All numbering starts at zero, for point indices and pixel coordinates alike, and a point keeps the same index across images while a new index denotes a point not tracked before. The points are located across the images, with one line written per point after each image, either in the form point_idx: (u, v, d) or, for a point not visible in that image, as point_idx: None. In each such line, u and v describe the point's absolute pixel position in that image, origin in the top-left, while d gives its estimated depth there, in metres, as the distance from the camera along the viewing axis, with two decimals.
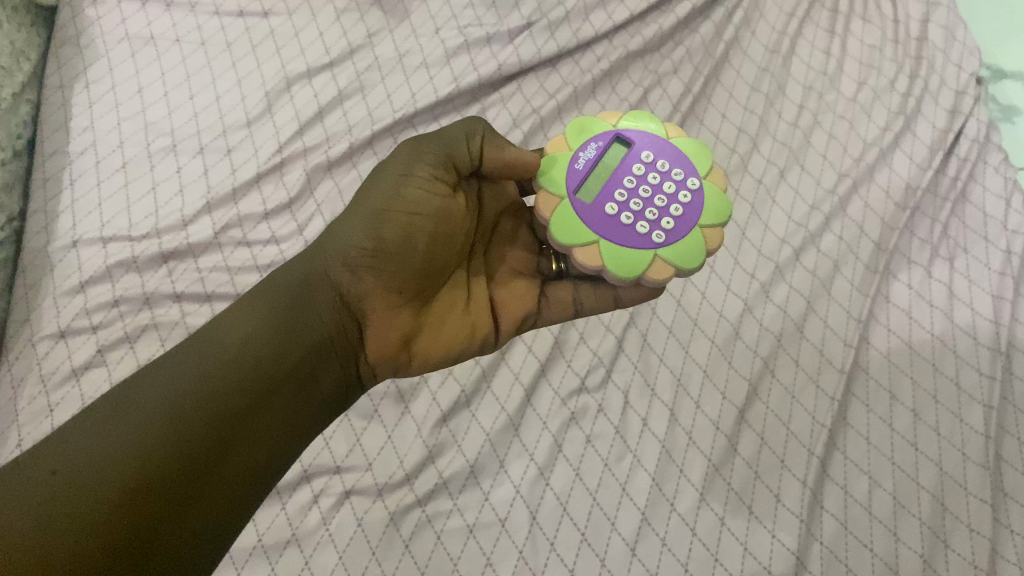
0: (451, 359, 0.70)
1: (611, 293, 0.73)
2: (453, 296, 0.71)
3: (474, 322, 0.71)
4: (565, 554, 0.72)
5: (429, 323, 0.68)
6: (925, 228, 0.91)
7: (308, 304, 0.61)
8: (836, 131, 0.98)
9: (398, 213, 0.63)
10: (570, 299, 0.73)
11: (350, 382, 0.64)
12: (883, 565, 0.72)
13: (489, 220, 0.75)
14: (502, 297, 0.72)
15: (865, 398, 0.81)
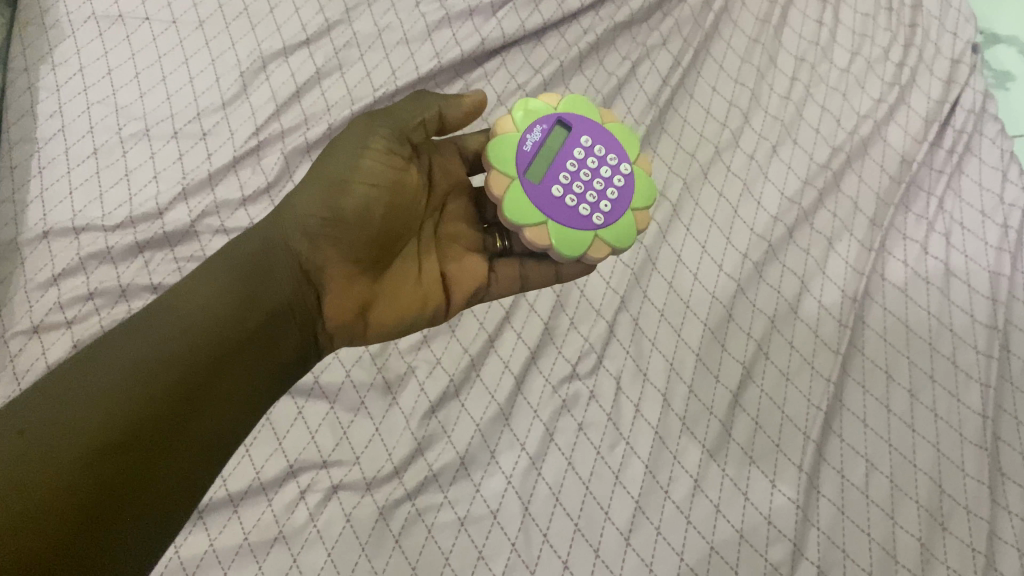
0: (402, 330, 0.69)
1: (553, 269, 0.72)
2: (405, 268, 0.69)
3: (426, 294, 0.69)
4: (558, 546, 0.71)
5: (383, 294, 0.67)
6: (921, 203, 0.90)
7: (267, 274, 0.59)
8: (829, 104, 0.95)
9: (355, 184, 0.61)
10: (516, 275, 0.72)
11: (308, 349, 0.63)
12: (880, 550, 0.71)
13: (440, 198, 0.73)
14: (453, 272, 0.71)
15: (861, 379, 0.80)
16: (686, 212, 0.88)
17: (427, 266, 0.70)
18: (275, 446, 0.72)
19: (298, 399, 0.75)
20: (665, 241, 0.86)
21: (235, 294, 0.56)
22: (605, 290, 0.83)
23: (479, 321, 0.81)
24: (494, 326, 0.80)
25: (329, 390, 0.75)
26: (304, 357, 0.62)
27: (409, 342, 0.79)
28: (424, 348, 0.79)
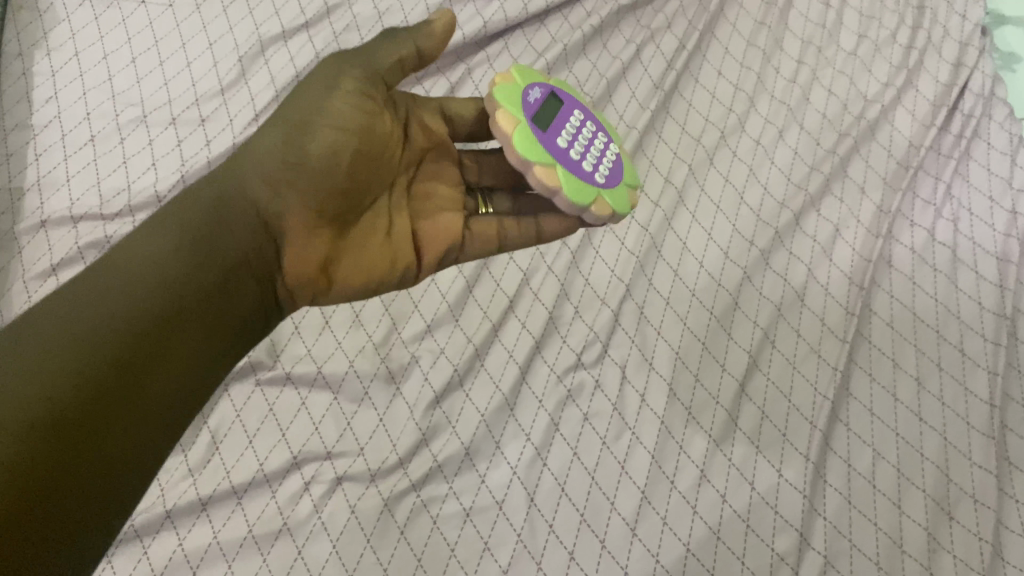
0: (371, 290, 0.69)
1: (533, 227, 0.73)
2: (374, 225, 0.69)
3: (396, 254, 0.69)
4: (564, 536, 0.70)
5: (349, 252, 0.66)
6: (928, 188, 0.89)
7: (222, 227, 0.57)
8: (836, 87, 0.94)
9: (323, 129, 0.60)
10: (494, 234, 0.73)
11: (269, 306, 0.62)
12: (887, 539, 0.71)
13: (414, 154, 0.72)
14: (425, 231, 0.71)
15: (867, 368, 0.79)
16: (692, 199, 0.87)
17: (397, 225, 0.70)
18: (279, 437, 0.72)
19: (302, 390, 0.75)
20: (670, 227, 0.85)
21: (186, 250, 0.54)
22: (610, 279, 0.82)
23: (483, 311, 0.80)
24: (498, 315, 0.80)
25: (332, 380, 0.75)
26: (264, 314, 0.61)
27: (413, 332, 0.79)
28: (428, 338, 0.78)
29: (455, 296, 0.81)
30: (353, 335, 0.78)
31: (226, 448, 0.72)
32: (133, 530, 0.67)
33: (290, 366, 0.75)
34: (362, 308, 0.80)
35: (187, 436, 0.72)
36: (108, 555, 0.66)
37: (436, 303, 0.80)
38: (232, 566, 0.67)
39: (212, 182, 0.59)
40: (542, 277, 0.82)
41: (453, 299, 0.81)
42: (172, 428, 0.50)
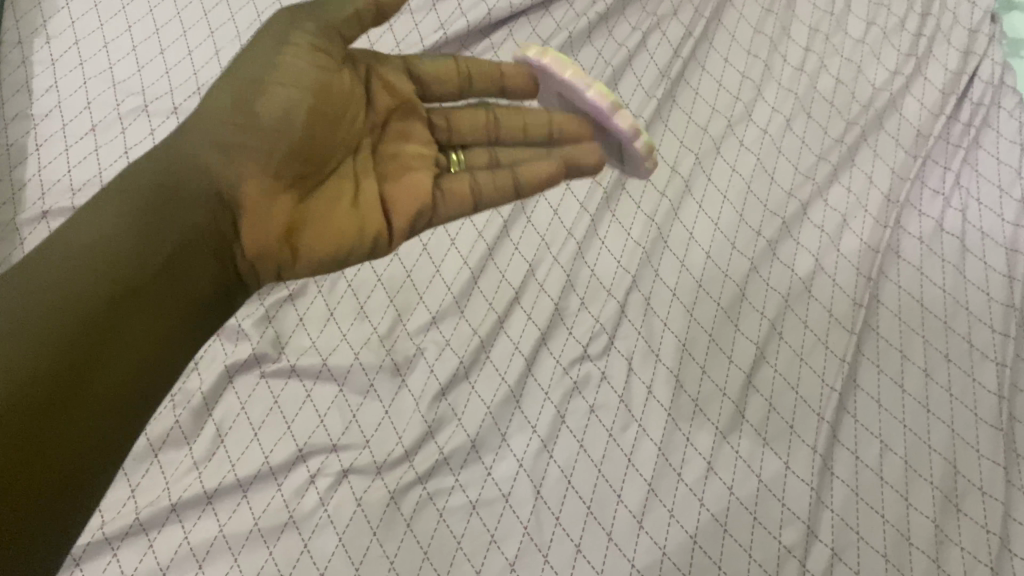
0: (338, 261, 0.64)
1: (510, 179, 0.70)
2: (339, 189, 0.64)
3: (364, 219, 0.64)
4: (571, 529, 0.70)
5: (310, 219, 0.61)
6: (936, 177, 0.88)
7: (175, 201, 0.55)
8: (843, 75, 0.93)
9: (272, 86, 0.58)
10: (468, 191, 0.69)
11: (228, 285, 0.59)
12: (894, 532, 0.71)
13: (379, 116, 0.68)
14: (393, 192, 0.66)
15: (875, 359, 0.78)
16: (698, 188, 0.86)
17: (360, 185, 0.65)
18: (284, 430, 0.72)
19: (307, 382, 0.74)
20: (677, 217, 0.85)
21: (140, 230, 0.53)
22: (616, 269, 0.81)
23: (488, 303, 0.79)
24: (504, 307, 0.79)
25: (337, 372, 0.74)
26: (225, 291, 0.59)
27: (418, 324, 0.78)
28: (433, 330, 0.78)
29: (460, 288, 0.80)
30: (358, 327, 0.77)
31: (232, 442, 0.71)
32: (139, 524, 0.67)
33: (295, 358, 0.75)
34: (367, 300, 0.79)
35: (192, 429, 0.71)
36: (115, 548, 0.66)
37: (441, 294, 0.80)
38: (237, 559, 0.67)
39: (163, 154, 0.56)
40: (548, 268, 0.82)
41: (458, 291, 0.80)
42: (129, 410, 0.51)
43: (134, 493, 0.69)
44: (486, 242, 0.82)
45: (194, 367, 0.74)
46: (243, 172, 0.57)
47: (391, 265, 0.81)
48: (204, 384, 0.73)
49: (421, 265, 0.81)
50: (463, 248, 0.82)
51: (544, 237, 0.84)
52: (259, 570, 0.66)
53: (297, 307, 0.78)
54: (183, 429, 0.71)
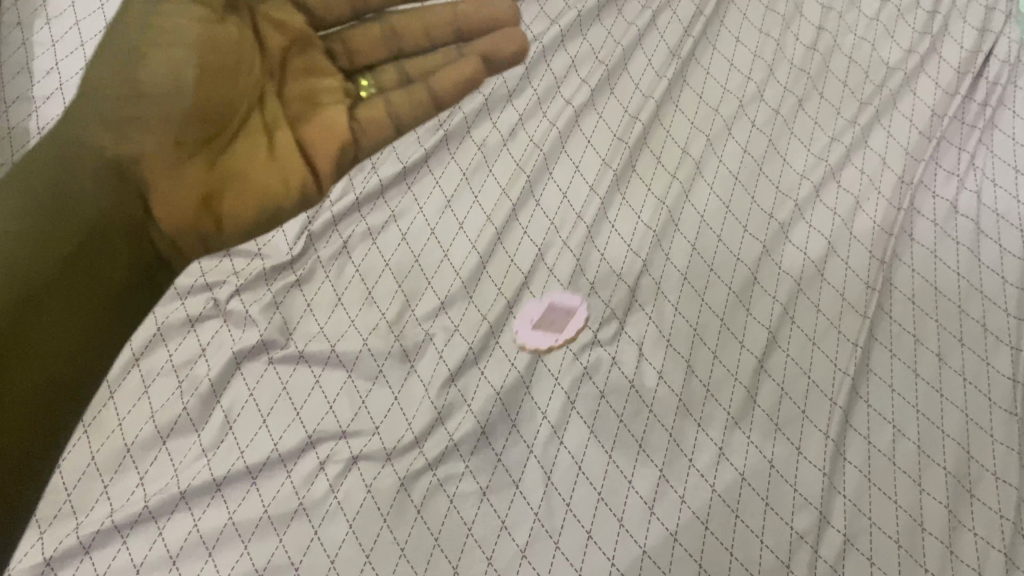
0: (266, 220, 0.69)
1: (426, 95, 0.74)
2: (253, 143, 0.67)
3: (286, 174, 0.68)
4: (581, 514, 0.70)
5: (231, 179, 0.66)
6: (951, 158, 0.87)
7: (68, 172, 0.59)
8: (857, 55, 0.91)
9: (181, 63, 0.64)
10: (382, 114, 0.72)
11: (147, 263, 0.62)
12: (907, 518, 0.70)
13: (275, 57, 0.70)
14: (310, 132, 0.69)
15: (888, 343, 0.77)
16: (710, 170, 0.85)
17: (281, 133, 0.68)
18: (293, 416, 0.71)
19: (316, 368, 0.74)
20: (688, 200, 0.84)
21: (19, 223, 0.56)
22: (627, 253, 0.80)
23: (498, 288, 0.78)
24: (514, 294, 0.78)
25: (346, 359, 0.74)
26: (147, 272, 0.62)
27: (426, 310, 0.77)
28: (442, 316, 0.77)
29: (468, 273, 0.79)
30: (366, 312, 0.76)
31: (240, 429, 0.71)
32: (148, 512, 0.67)
33: (303, 345, 0.74)
34: (375, 286, 0.78)
35: (200, 416, 0.71)
36: (124, 536, 0.66)
37: (450, 279, 0.79)
38: (247, 547, 0.66)
39: (46, 150, 0.60)
40: (557, 253, 0.80)
41: (466, 276, 0.79)
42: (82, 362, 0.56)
43: (142, 480, 0.69)
44: (494, 226, 0.81)
45: (200, 354, 0.73)
46: (129, 141, 0.62)
47: (399, 250, 0.80)
48: (212, 370, 0.72)
49: (429, 250, 0.80)
50: (471, 232, 0.81)
51: (553, 221, 0.82)
52: (269, 558, 0.66)
53: (305, 293, 0.77)
54: (191, 416, 0.71)
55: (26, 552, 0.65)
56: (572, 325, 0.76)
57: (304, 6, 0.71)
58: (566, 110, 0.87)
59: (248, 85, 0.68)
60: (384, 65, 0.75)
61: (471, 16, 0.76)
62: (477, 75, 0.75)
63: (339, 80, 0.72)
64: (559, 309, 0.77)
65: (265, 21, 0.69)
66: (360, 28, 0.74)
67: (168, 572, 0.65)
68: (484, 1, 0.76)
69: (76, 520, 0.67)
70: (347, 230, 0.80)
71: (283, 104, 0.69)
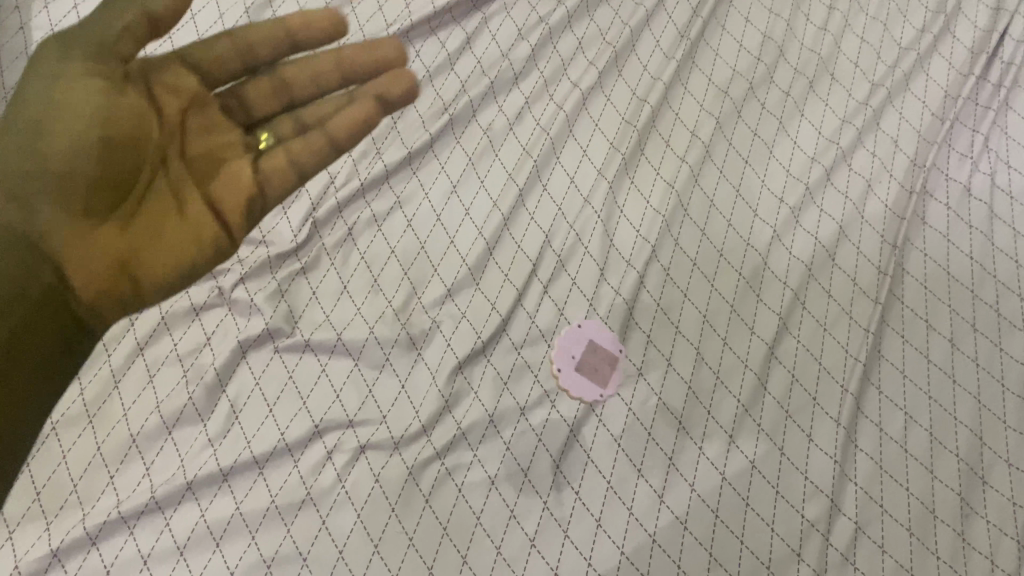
0: (184, 279, 0.66)
1: (324, 141, 0.70)
2: (162, 204, 0.63)
3: (198, 233, 0.65)
4: (591, 503, 0.69)
5: (144, 244, 0.62)
6: (965, 141, 0.85)
7: None
8: (869, 35, 0.90)
9: (76, 130, 0.58)
10: (285, 166, 0.69)
11: (69, 329, 0.59)
12: (919, 505, 0.70)
13: (173, 119, 0.65)
14: (217, 192, 0.66)
15: (900, 329, 0.76)
16: (720, 154, 0.84)
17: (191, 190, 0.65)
18: (300, 405, 0.71)
19: (322, 356, 0.73)
20: (697, 184, 0.82)
21: None
22: (636, 239, 0.79)
23: (505, 274, 0.77)
24: (522, 282, 0.77)
25: (352, 347, 0.73)
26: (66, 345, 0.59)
27: (433, 297, 0.76)
28: (449, 303, 0.76)
29: (475, 259, 0.78)
30: (372, 300, 0.76)
31: (246, 418, 0.70)
32: (155, 502, 0.66)
33: (309, 333, 0.73)
34: (381, 272, 0.77)
35: (205, 406, 0.70)
36: (130, 527, 0.66)
37: (456, 265, 0.77)
38: (255, 538, 0.66)
39: None
40: (565, 239, 0.79)
41: (473, 263, 0.78)
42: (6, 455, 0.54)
43: (148, 471, 0.68)
44: (501, 212, 0.80)
45: (205, 343, 0.73)
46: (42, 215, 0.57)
47: (405, 237, 0.79)
48: (218, 359, 0.72)
49: (435, 236, 0.79)
50: (477, 218, 0.80)
51: (560, 206, 0.81)
52: (277, 549, 0.66)
53: (310, 281, 0.76)
54: (196, 405, 0.70)
55: (32, 543, 0.65)
56: (615, 375, 0.74)
57: (196, 68, 0.66)
58: (573, 92, 0.86)
59: (150, 150, 0.63)
60: (281, 117, 0.72)
61: (360, 62, 0.71)
62: (367, 122, 0.71)
63: (237, 136, 0.69)
64: (602, 354, 0.74)
65: (159, 86, 0.64)
66: (252, 83, 0.70)
67: (176, 563, 0.65)
68: (371, 45, 0.72)
69: (82, 511, 0.66)
70: (352, 216, 0.79)
71: (187, 162, 0.65)
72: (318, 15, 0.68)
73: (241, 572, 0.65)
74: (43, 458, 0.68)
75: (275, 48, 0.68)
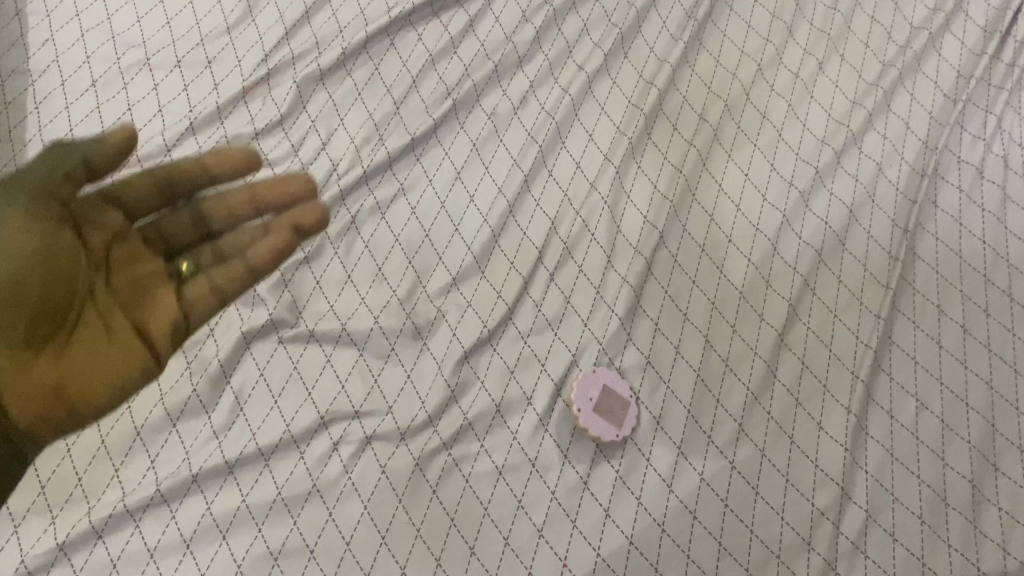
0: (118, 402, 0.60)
1: (244, 268, 0.67)
2: (88, 339, 0.60)
3: (129, 356, 0.61)
4: (599, 493, 0.69)
5: (77, 368, 0.58)
6: (977, 122, 0.84)
7: None
8: (880, 14, 0.88)
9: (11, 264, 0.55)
10: (208, 291, 0.66)
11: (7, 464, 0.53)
12: (931, 492, 0.69)
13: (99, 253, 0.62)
14: (145, 318, 0.62)
15: (911, 315, 0.76)
16: (727, 136, 0.83)
17: (116, 318, 0.61)
18: (305, 396, 0.70)
19: (326, 346, 0.72)
20: (705, 168, 0.82)
21: None
22: (643, 225, 0.78)
23: (510, 263, 0.77)
24: (528, 270, 0.76)
25: (357, 337, 0.72)
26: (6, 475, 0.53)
27: (438, 286, 0.75)
28: (454, 292, 0.75)
29: (480, 247, 0.77)
30: (376, 290, 0.75)
31: (251, 409, 0.70)
32: (161, 496, 0.66)
33: (313, 323, 0.73)
34: (385, 261, 0.76)
35: (210, 397, 0.70)
36: (137, 520, 0.65)
37: (461, 254, 0.77)
38: (261, 530, 0.66)
39: None
40: (571, 226, 0.78)
41: (478, 251, 0.77)
42: None
43: (153, 464, 0.68)
44: (506, 199, 0.79)
45: (208, 334, 0.72)
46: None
47: (409, 225, 0.78)
48: (221, 350, 0.71)
49: (440, 224, 0.78)
50: (482, 205, 0.79)
51: (566, 192, 0.80)
52: (284, 541, 0.65)
53: (313, 270, 0.75)
54: (201, 398, 0.69)
55: (38, 537, 0.64)
56: (629, 418, 0.70)
57: (118, 201, 0.65)
58: (579, 75, 0.85)
59: (81, 278, 0.60)
60: (203, 247, 0.70)
61: (270, 195, 0.69)
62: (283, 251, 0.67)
63: (163, 264, 0.67)
64: (615, 398, 0.70)
65: (85, 220, 0.62)
66: (171, 216, 0.69)
67: (182, 556, 0.65)
68: (283, 180, 0.69)
69: (87, 505, 0.66)
70: (355, 205, 0.78)
71: (114, 296, 0.62)
72: (235, 154, 0.70)
73: (248, 565, 0.65)
74: (48, 452, 0.67)
75: (194, 183, 0.68)
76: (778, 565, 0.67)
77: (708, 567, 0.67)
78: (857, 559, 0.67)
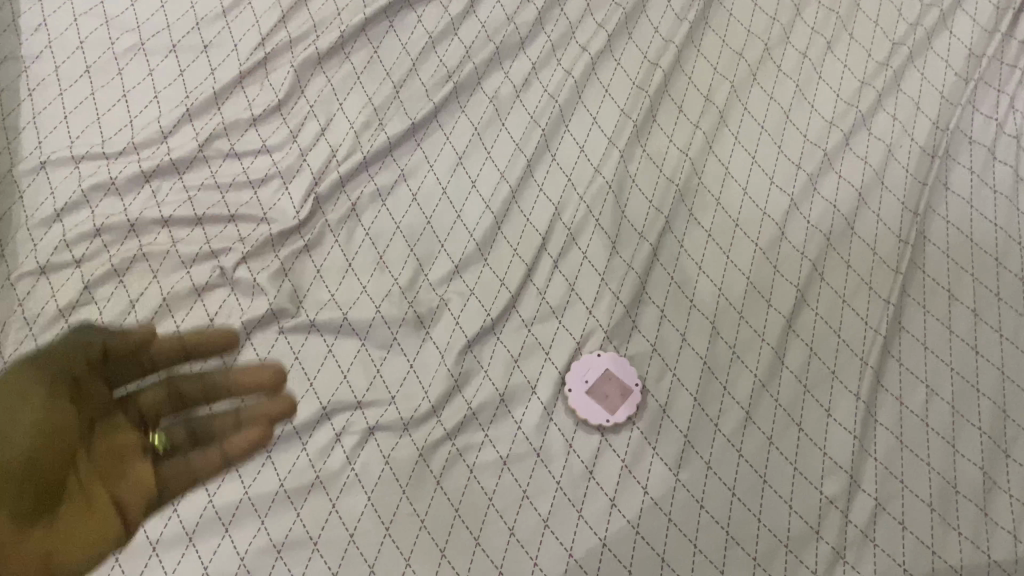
0: None
1: (220, 455, 0.66)
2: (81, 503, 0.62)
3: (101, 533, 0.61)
4: (605, 483, 0.68)
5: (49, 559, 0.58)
6: (990, 101, 0.82)
7: None
8: None
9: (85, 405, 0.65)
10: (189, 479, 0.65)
11: None
12: (940, 480, 0.68)
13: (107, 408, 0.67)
14: (132, 486, 0.64)
15: (921, 300, 0.74)
16: (734, 118, 0.82)
17: (96, 490, 0.63)
18: (306, 387, 0.69)
19: (327, 336, 0.71)
20: (711, 151, 0.80)
21: None
22: (648, 210, 0.77)
23: (513, 250, 0.75)
24: (531, 257, 0.75)
25: (359, 327, 0.71)
26: None
27: (440, 274, 0.74)
28: (456, 280, 0.74)
29: (483, 234, 0.76)
30: (378, 278, 0.74)
31: (252, 400, 0.69)
32: (161, 488, 0.65)
33: (314, 313, 0.72)
34: (386, 249, 0.75)
35: (211, 389, 0.68)
36: None
37: (463, 241, 0.75)
38: (264, 521, 0.65)
39: None
40: (575, 212, 0.77)
41: (481, 238, 0.75)
42: None
43: (152, 454, 0.66)
44: (509, 184, 0.78)
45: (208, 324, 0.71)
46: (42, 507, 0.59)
47: (410, 211, 0.77)
48: (221, 340, 0.70)
49: (442, 211, 0.77)
50: (484, 191, 0.77)
51: (570, 177, 0.79)
52: (287, 533, 0.65)
53: (314, 259, 0.74)
54: (201, 389, 0.68)
55: None
56: (627, 406, 0.69)
57: (108, 374, 0.67)
58: (582, 56, 0.83)
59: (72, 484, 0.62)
60: (173, 427, 0.68)
61: (244, 383, 0.68)
62: (256, 446, 0.67)
63: (137, 441, 0.66)
64: (615, 383, 0.70)
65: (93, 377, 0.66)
66: (148, 393, 0.68)
67: (185, 549, 0.64)
68: (256, 367, 0.69)
69: None
70: (355, 191, 0.77)
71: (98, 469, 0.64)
72: (211, 333, 0.69)
73: (252, 557, 0.64)
74: None
75: (170, 355, 0.68)
76: (786, 555, 0.66)
77: (715, 558, 0.66)
78: (866, 548, 0.66)
